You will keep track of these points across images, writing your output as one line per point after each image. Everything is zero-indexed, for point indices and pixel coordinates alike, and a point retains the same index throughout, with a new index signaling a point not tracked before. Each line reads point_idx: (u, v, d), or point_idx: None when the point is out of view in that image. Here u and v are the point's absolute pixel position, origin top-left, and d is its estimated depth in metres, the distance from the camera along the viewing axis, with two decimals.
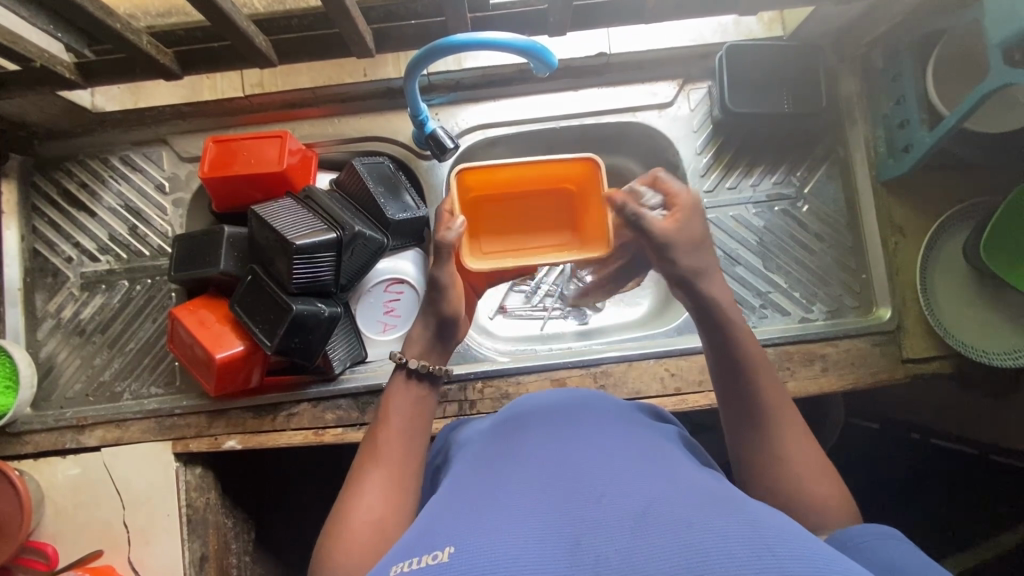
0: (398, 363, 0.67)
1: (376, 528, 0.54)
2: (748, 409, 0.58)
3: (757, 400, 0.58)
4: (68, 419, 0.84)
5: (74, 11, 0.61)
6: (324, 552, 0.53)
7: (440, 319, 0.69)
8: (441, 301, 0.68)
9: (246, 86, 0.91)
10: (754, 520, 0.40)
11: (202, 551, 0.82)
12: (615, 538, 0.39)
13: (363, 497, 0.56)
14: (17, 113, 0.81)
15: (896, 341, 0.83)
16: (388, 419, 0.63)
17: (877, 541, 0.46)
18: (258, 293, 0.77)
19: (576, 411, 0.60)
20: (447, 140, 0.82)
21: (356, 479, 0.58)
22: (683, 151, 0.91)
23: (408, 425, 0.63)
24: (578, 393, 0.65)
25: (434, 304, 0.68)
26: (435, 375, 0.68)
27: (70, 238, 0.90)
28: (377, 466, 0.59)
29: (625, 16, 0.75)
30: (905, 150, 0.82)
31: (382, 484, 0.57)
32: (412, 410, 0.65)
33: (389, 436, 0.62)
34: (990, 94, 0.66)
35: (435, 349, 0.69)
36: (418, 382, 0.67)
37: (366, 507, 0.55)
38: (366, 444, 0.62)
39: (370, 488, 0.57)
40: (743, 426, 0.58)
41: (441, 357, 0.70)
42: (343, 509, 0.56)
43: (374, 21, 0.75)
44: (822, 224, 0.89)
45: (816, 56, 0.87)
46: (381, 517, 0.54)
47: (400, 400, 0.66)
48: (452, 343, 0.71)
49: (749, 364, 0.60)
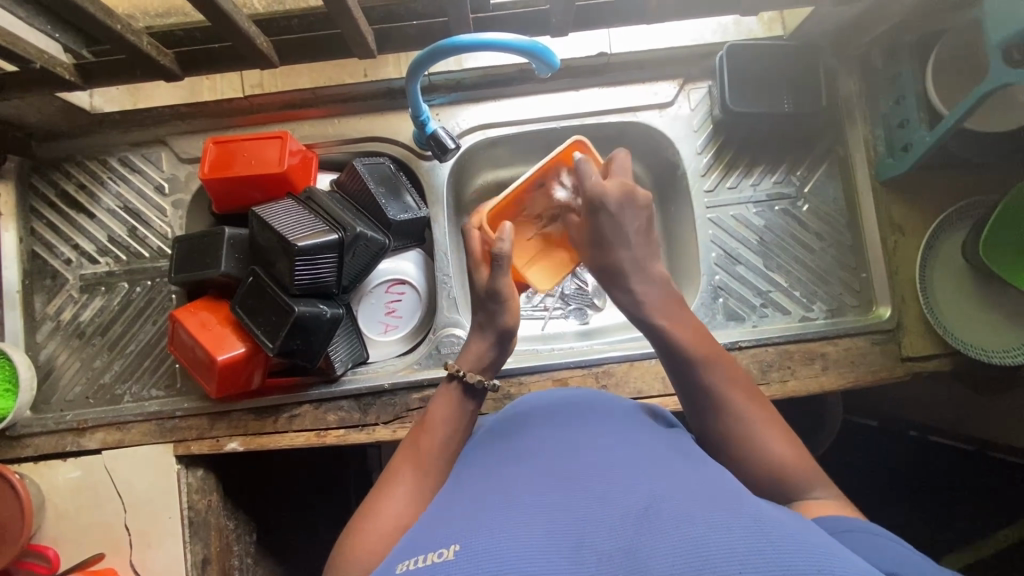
0: (451, 374, 0.66)
1: (399, 534, 0.53)
2: (703, 394, 0.58)
3: (707, 384, 0.58)
4: (68, 422, 0.84)
5: (73, 13, 0.61)
6: (344, 545, 0.53)
7: (500, 334, 0.66)
8: (499, 314, 0.65)
9: (246, 87, 0.93)
10: (755, 516, 0.40)
11: (203, 553, 0.82)
12: (617, 537, 0.39)
13: (392, 501, 0.55)
14: (14, 114, 0.81)
15: (896, 339, 0.84)
16: (433, 428, 0.62)
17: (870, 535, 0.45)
18: (260, 295, 0.77)
19: (581, 410, 0.60)
20: (448, 141, 0.82)
21: (389, 476, 0.59)
22: (683, 150, 0.91)
23: (450, 438, 0.62)
24: (584, 393, 0.65)
25: (492, 317, 0.66)
26: (484, 391, 0.66)
27: (69, 240, 0.90)
28: (412, 472, 0.58)
29: (627, 16, 0.75)
30: (904, 149, 0.82)
31: (413, 492, 0.57)
32: (457, 424, 0.63)
33: (428, 445, 0.61)
34: (989, 93, 0.66)
35: (493, 363, 0.67)
36: (469, 397, 0.65)
37: (393, 510, 0.54)
38: (403, 449, 0.61)
39: (401, 493, 0.56)
40: (704, 414, 0.58)
41: (494, 370, 0.68)
42: (370, 507, 0.55)
43: (376, 21, 0.74)
44: (822, 223, 0.90)
45: (815, 55, 0.88)
46: (403, 521, 0.54)
47: (448, 409, 0.64)
48: (506, 355, 0.69)
49: (692, 347, 0.59)
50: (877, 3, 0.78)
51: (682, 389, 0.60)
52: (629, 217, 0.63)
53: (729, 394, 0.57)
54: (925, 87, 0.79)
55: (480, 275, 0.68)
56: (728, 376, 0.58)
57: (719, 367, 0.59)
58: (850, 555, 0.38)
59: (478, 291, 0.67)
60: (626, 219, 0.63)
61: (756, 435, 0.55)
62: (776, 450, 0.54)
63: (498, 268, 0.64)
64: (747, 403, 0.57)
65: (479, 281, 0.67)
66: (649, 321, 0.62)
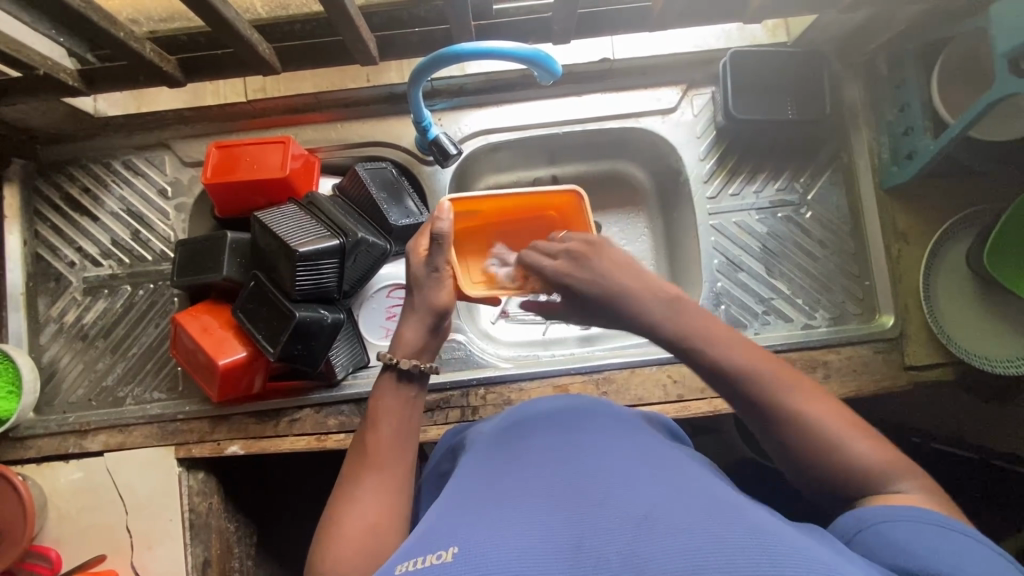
0: (385, 363, 0.65)
1: (368, 535, 0.53)
2: (755, 401, 0.53)
3: (771, 404, 0.52)
4: (71, 424, 0.85)
5: (78, 21, 0.61)
6: (315, 560, 0.53)
7: (435, 314, 0.65)
8: (436, 292, 0.65)
9: (249, 91, 0.91)
10: (758, 526, 0.39)
11: (204, 556, 0.82)
12: (613, 541, 0.39)
13: (354, 505, 0.56)
14: (18, 118, 0.81)
15: (899, 348, 0.83)
16: (378, 425, 0.62)
17: (966, 547, 0.42)
18: (260, 300, 0.77)
19: (565, 419, 0.59)
20: (449, 146, 0.82)
21: (348, 484, 0.58)
22: (685, 156, 0.91)
23: (399, 427, 0.63)
24: (561, 400, 0.63)
25: (429, 299, 0.65)
26: (424, 374, 0.65)
27: (72, 243, 0.90)
28: (370, 472, 0.59)
29: (631, 23, 0.75)
30: (909, 157, 0.82)
31: (375, 491, 0.57)
32: (403, 412, 0.64)
33: (378, 443, 0.61)
34: (993, 104, 0.66)
35: (427, 346, 0.66)
36: (407, 384, 0.65)
37: (356, 518, 0.54)
38: (357, 452, 0.61)
39: (363, 495, 0.57)
40: (763, 422, 0.53)
41: (429, 353, 0.67)
42: (333, 518, 0.55)
43: (378, 28, 0.75)
44: (826, 231, 0.89)
45: (821, 62, 0.87)
46: (368, 529, 0.54)
47: (391, 403, 0.64)
48: (440, 340, 0.68)
49: (735, 358, 0.54)
50: (881, 10, 0.78)
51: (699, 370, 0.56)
52: (605, 264, 0.59)
53: (789, 398, 0.52)
54: (931, 95, 0.79)
55: (417, 253, 0.66)
56: (781, 375, 0.53)
57: (769, 370, 0.53)
58: (852, 565, 0.38)
59: (411, 273, 0.65)
60: (599, 275, 0.58)
61: (777, 440, 0.53)
62: (829, 445, 0.50)
63: (437, 248, 0.64)
64: (808, 404, 0.52)
65: (417, 265, 0.65)
66: (670, 337, 0.56)
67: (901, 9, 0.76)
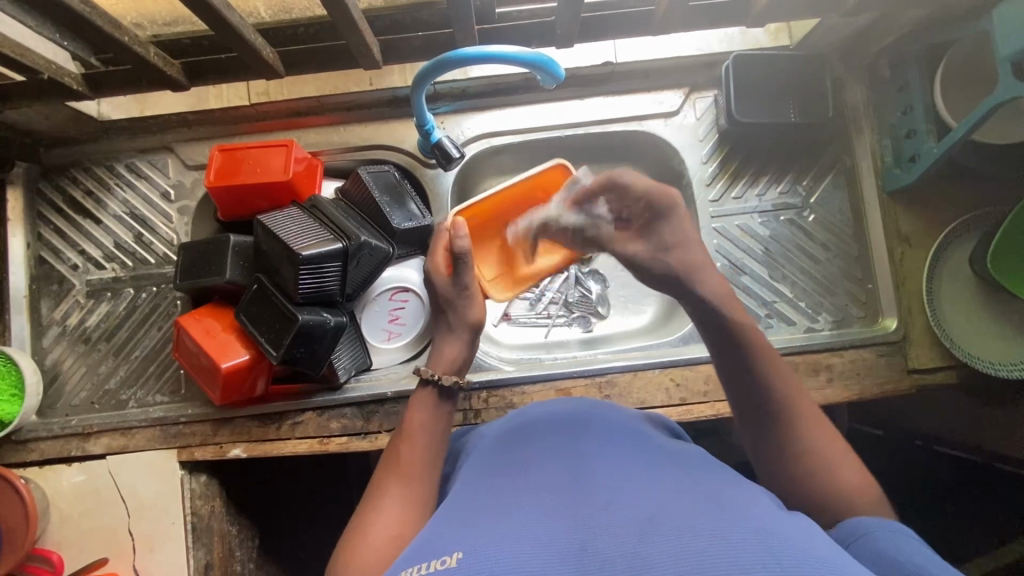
0: (425, 379, 0.68)
1: (391, 544, 0.52)
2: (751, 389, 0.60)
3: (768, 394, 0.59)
4: (74, 427, 0.85)
5: (82, 25, 0.61)
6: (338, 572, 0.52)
7: (470, 328, 0.72)
8: (468, 306, 0.72)
9: (253, 95, 0.90)
10: (765, 529, 0.39)
11: (206, 559, 0.82)
12: (619, 543, 0.39)
13: (380, 514, 0.55)
14: (22, 121, 0.81)
15: (902, 351, 0.83)
16: (411, 435, 0.64)
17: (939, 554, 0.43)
18: (264, 303, 0.77)
19: (573, 423, 0.59)
20: (453, 149, 0.82)
21: (376, 492, 0.58)
22: (688, 159, 0.91)
23: (431, 440, 0.64)
24: (580, 407, 0.64)
25: (461, 313, 0.72)
26: (458, 392, 0.69)
27: (75, 246, 0.90)
28: (398, 482, 0.59)
29: (634, 27, 0.75)
30: (912, 160, 0.82)
31: (401, 500, 0.57)
32: (434, 427, 0.65)
33: (409, 453, 0.62)
34: (996, 107, 0.66)
35: (463, 362, 0.71)
36: (442, 400, 0.68)
37: (382, 526, 0.54)
38: (387, 463, 0.62)
39: (387, 505, 0.56)
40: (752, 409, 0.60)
41: (462, 371, 0.71)
42: (358, 528, 0.55)
43: (380, 31, 0.75)
44: (828, 234, 0.89)
45: (822, 65, 0.87)
46: (393, 537, 0.53)
47: (425, 415, 0.65)
48: (472, 355, 0.74)
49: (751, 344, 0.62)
50: (883, 14, 0.78)
51: (706, 334, 0.65)
52: None
53: (781, 392, 0.59)
54: (934, 99, 0.79)
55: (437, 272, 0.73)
56: (782, 374, 0.60)
57: (772, 367, 0.60)
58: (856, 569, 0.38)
59: (442, 293, 0.72)
60: None
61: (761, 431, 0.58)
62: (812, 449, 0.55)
63: (462, 265, 0.72)
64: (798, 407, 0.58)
65: (444, 284, 0.72)
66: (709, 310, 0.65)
67: (903, 12, 0.76)
